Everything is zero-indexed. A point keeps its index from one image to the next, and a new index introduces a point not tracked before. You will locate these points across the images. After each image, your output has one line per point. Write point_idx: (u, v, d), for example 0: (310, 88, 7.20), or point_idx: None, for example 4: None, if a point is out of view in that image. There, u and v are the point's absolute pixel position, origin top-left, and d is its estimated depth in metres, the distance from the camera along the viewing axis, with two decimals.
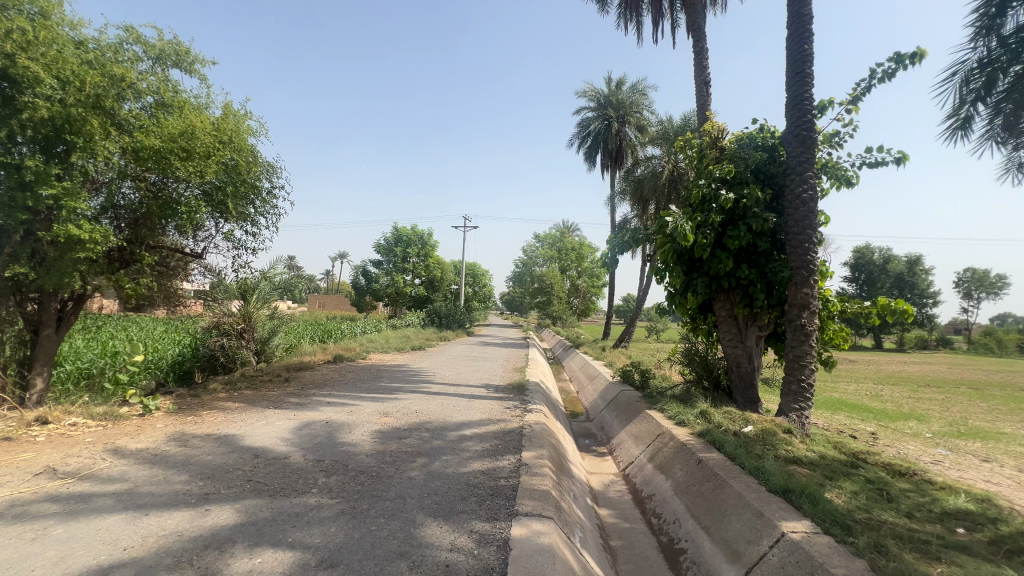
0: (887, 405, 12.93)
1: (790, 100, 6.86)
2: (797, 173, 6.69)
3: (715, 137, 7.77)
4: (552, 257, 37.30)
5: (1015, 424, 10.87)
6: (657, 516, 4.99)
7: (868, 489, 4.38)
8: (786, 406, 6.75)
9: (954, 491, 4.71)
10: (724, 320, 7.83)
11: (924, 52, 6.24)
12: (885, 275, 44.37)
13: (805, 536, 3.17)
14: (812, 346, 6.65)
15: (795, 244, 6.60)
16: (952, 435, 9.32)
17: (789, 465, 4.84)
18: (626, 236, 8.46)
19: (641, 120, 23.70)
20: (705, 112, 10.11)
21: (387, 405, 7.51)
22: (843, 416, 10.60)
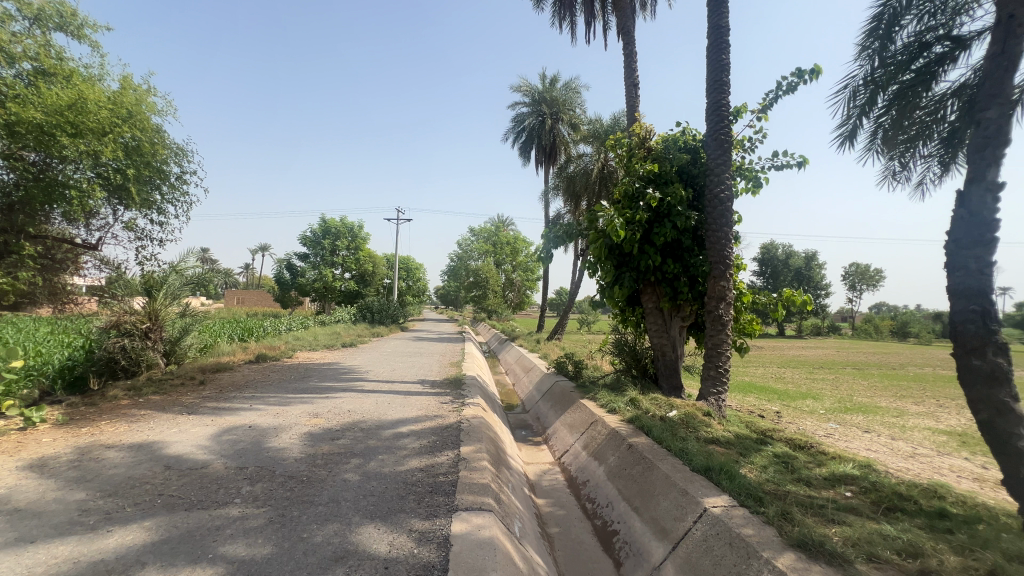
0: (788, 386, 14.40)
1: (710, 106, 7.33)
2: (715, 174, 7.18)
3: (644, 137, 8.15)
4: (487, 251, 37.32)
5: (889, 399, 12.53)
6: (591, 501, 5.19)
7: (775, 463, 4.85)
8: (705, 391, 7.26)
9: (842, 460, 5.35)
10: (651, 312, 8.26)
11: (820, 69, 6.94)
12: (787, 269, 49.08)
13: (724, 510, 3.45)
14: (728, 335, 7.19)
15: (714, 240, 7.09)
16: (841, 411, 10.56)
17: (709, 445, 5.23)
18: (560, 230, 8.66)
19: (574, 118, 24.21)
20: (633, 113, 10.56)
21: (317, 406, 7.15)
22: (752, 398, 11.64)
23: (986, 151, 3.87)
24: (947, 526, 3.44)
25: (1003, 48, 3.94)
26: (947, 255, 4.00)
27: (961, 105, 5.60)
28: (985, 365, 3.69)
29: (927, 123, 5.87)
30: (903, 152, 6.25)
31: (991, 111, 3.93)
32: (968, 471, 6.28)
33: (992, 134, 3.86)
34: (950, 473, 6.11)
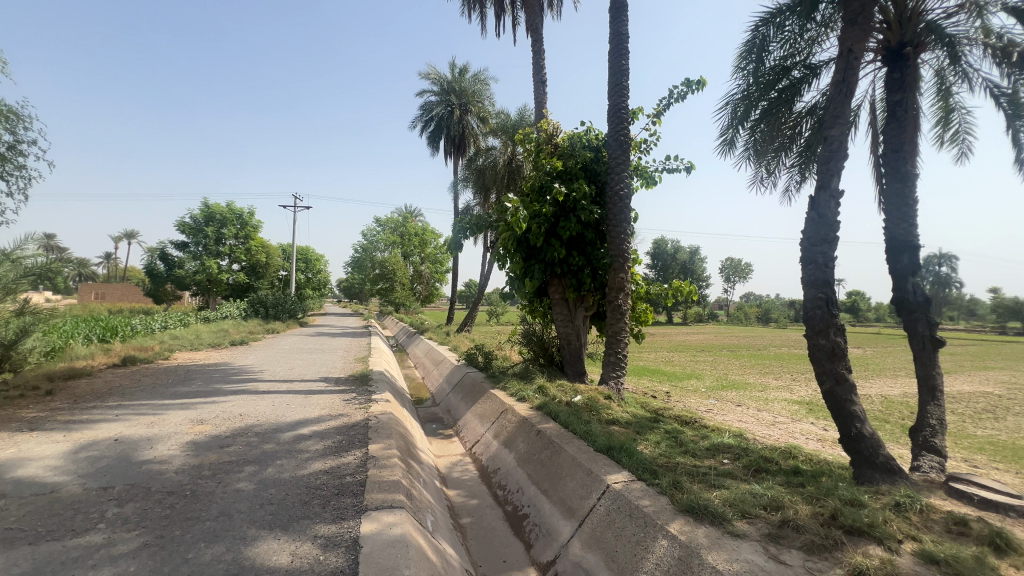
0: (676, 368, 15.94)
1: (611, 108, 7.76)
2: (616, 173, 7.64)
3: (551, 134, 8.44)
4: (395, 242, 36.14)
5: (755, 376, 14.45)
6: (502, 488, 5.31)
7: (666, 438, 5.36)
8: (606, 375, 7.77)
9: (720, 431, 6.07)
10: (557, 303, 8.59)
11: (705, 81, 7.67)
12: (675, 263, 53.97)
13: (625, 485, 3.73)
14: (626, 323, 7.73)
15: (614, 235, 7.56)
16: (719, 388, 11.95)
17: (610, 425, 5.62)
18: (469, 221, 8.62)
19: (483, 111, 24.17)
20: (541, 109, 10.84)
21: (202, 411, 6.42)
22: (646, 380, 12.69)
23: (830, 164, 4.57)
24: (800, 481, 4.06)
25: (844, 76, 4.67)
26: (802, 250, 4.67)
27: (813, 122, 6.55)
28: (828, 344, 4.37)
29: (788, 137, 6.78)
30: (769, 161, 7.16)
31: (835, 129, 4.64)
32: (814, 433, 7.48)
33: (836, 148, 4.57)
34: (801, 437, 7.22)
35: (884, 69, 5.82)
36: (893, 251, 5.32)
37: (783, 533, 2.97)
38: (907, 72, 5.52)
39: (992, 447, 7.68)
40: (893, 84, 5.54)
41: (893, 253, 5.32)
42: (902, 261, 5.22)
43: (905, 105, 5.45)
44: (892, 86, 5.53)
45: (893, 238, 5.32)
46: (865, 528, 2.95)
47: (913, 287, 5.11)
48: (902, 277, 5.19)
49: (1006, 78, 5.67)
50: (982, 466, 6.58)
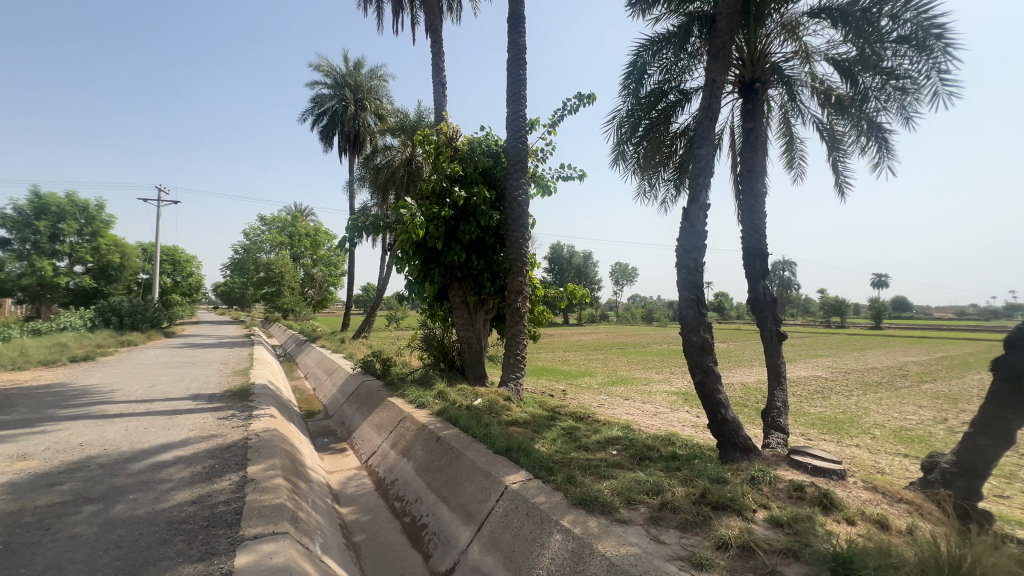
0: (571, 367, 16.79)
1: (510, 115, 7.95)
2: (514, 179, 7.83)
3: (451, 137, 8.40)
4: (282, 243, 33.27)
5: (641, 371, 15.76)
6: (399, 500, 5.11)
7: (562, 435, 5.60)
8: (506, 377, 7.88)
9: (610, 425, 6.50)
10: (457, 306, 8.53)
11: (595, 97, 8.21)
12: (570, 266, 56.87)
13: (522, 484, 3.81)
14: (524, 325, 7.93)
15: (512, 240, 7.74)
16: (609, 383, 12.83)
17: (509, 426, 5.72)
18: (364, 222, 8.20)
19: (380, 108, 23.28)
20: (440, 111, 10.75)
21: (27, 444, 5.29)
22: (544, 380, 13.18)
23: (698, 180, 5.15)
24: (676, 465, 4.49)
25: (709, 103, 5.28)
26: (677, 257, 5.18)
27: (686, 143, 7.30)
28: (698, 340, 4.90)
29: (666, 154, 7.49)
30: (650, 175, 7.86)
31: (703, 149, 5.23)
32: (688, 420, 8.37)
33: (704, 167, 5.16)
34: (678, 424, 8.02)
35: (740, 100, 6.73)
36: (749, 258, 6.14)
37: (662, 515, 3.25)
38: (757, 105, 6.43)
39: (821, 422, 9.24)
40: (747, 113, 6.42)
41: (748, 259, 6.13)
42: (755, 266, 6.04)
43: (756, 132, 6.33)
44: (747, 114, 6.41)
45: (748, 246, 6.13)
46: (728, 502, 3.34)
47: (764, 289, 5.94)
48: (755, 280, 6.00)
49: (828, 116, 6.88)
50: (814, 438, 7.88)
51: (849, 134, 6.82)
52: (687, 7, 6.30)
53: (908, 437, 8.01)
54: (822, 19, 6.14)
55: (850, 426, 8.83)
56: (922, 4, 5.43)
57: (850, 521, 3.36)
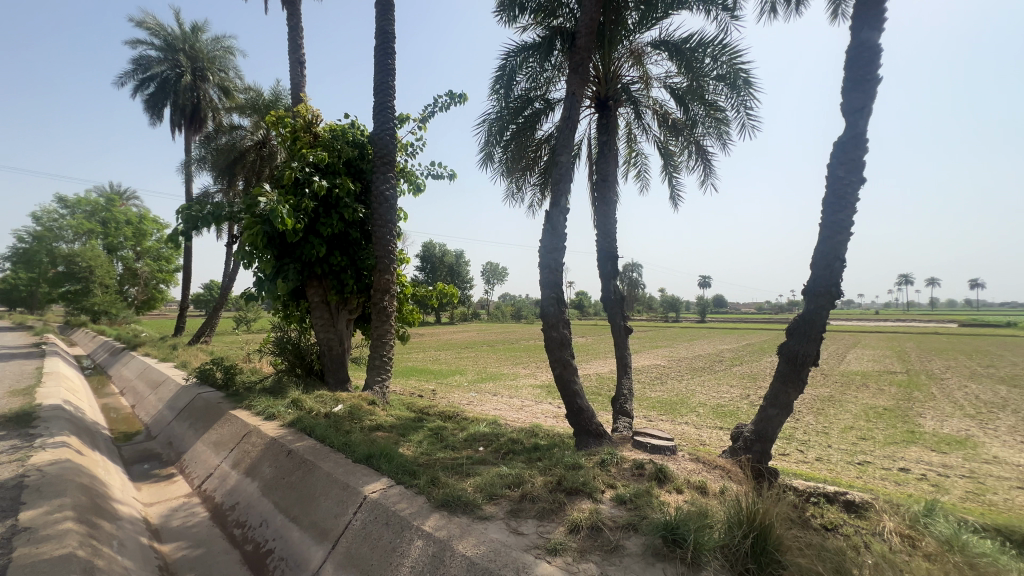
0: (442, 365, 16.70)
1: (377, 105, 7.54)
2: (381, 173, 7.46)
3: (310, 121, 7.66)
4: (90, 230, 27.18)
5: (509, 367, 16.33)
6: (240, 526, 4.48)
7: (428, 436, 5.50)
8: (371, 380, 7.46)
9: (478, 421, 6.58)
10: (317, 306, 7.79)
11: (466, 97, 8.22)
12: (442, 265, 56.48)
13: (382, 493, 3.62)
14: (391, 325, 7.61)
15: (378, 237, 7.37)
16: (479, 381, 13.04)
17: (372, 432, 5.43)
18: (202, 210, 7.04)
19: (225, 81, 20.38)
20: (299, 92, 9.77)
21: None
22: (414, 380, 12.86)
23: (561, 184, 5.47)
24: (537, 456, 4.71)
25: (569, 114, 5.64)
26: (540, 256, 5.43)
27: (550, 149, 7.68)
28: (558, 336, 5.19)
29: (531, 159, 7.81)
30: (518, 178, 8.15)
31: (564, 156, 5.54)
32: (551, 412, 8.90)
33: (564, 172, 5.48)
34: (542, 416, 8.46)
35: (596, 115, 7.32)
36: (602, 260, 6.70)
37: (522, 506, 3.36)
38: (610, 120, 7.07)
39: (659, 404, 10.58)
40: (602, 127, 7.02)
41: (602, 260, 6.69)
42: (607, 267, 6.63)
43: (609, 145, 6.96)
44: (601, 128, 7.01)
45: (602, 249, 6.71)
46: (580, 487, 3.59)
47: (615, 289, 6.56)
48: (608, 280, 6.59)
49: (665, 137, 7.85)
50: (654, 419, 8.97)
51: (682, 154, 7.89)
52: (551, 22, 6.65)
53: (723, 412, 9.58)
54: (661, 51, 6.98)
55: (681, 406, 10.26)
56: (734, 51, 6.51)
57: (678, 490, 3.86)
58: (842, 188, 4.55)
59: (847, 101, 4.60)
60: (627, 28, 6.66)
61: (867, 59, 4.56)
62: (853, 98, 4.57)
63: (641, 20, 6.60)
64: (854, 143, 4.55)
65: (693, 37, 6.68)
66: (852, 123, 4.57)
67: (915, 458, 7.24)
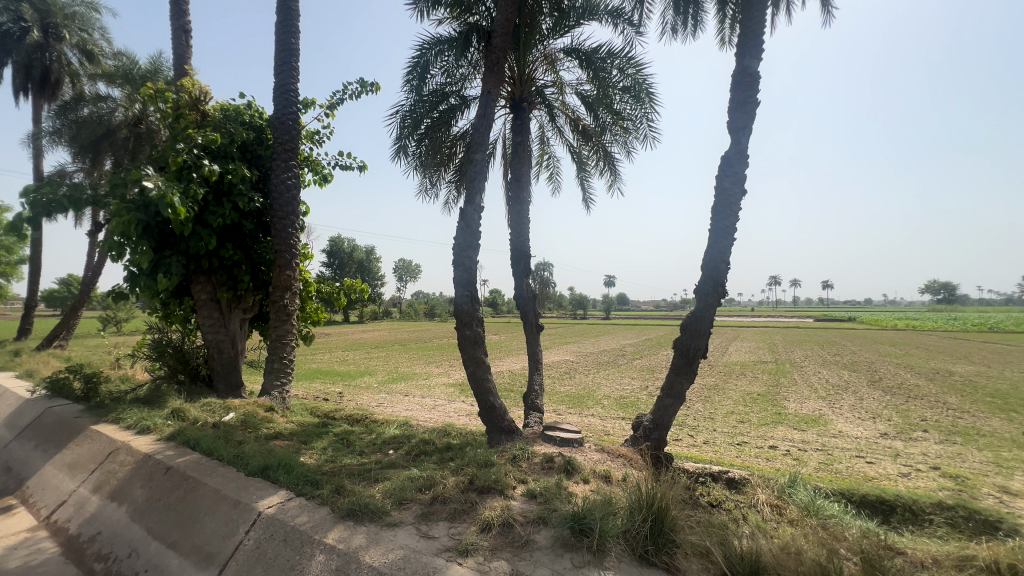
0: (350, 366, 15.91)
1: (277, 87, 6.94)
2: (282, 160, 6.88)
3: (197, 98, 6.84)
4: None
5: (422, 366, 16.01)
6: (102, 560, 3.85)
7: (333, 442, 5.18)
8: (268, 385, 6.86)
9: (388, 423, 6.35)
10: (204, 305, 6.95)
11: (377, 86, 7.87)
12: (351, 261, 53.70)
13: (279, 507, 3.33)
14: (293, 325, 7.07)
15: (279, 229, 6.80)
16: (390, 381, 12.61)
17: (270, 441, 4.99)
18: (55, 191, 5.95)
19: (89, 43, 17.47)
20: (183, 63, 8.68)
21: None
22: (318, 383, 12.09)
23: (476, 182, 5.44)
24: (449, 456, 4.66)
25: (485, 112, 5.63)
26: (454, 255, 5.37)
27: (465, 146, 7.62)
28: (472, 334, 5.18)
29: (446, 155, 7.68)
30: (432, 173, 7.99)
31: (478, 154, 5.51)
32: (464, 410, 8.88)
33: (479, 171, 5.45)
34: (454, 415, 8.41)
35: (510, 115, 7.40)
36: (516, 259, 6.80)
37: (433, 509, 3.29)
38: (524, 121, 7.19)
39: (568, 398, 11.02)
40: (517, 128, 7.12)
41: (515, 259, 6.79)
42: (520, 266, 6.75)
43: (523, 146, 7.08)
44: (516, 129, 7.10)
45: (516, 248, 6.81)
46: (492, 484, 3.61)
47: (527, 287, 6.70)
48: (521, 279, 6.70)
49: (576, 141, 8.17)
50: (563, 413, 9.33)
51: (592, 158, 8.25)
52: (467, 18, 6.59)
53: (625, 404, 10.24)
54: (573, 59, 7.24)
55: (588, 399, 10.79)
56: (638, 64, 6.95)
57: (585, 481, 4.04)
58: (728, 198, 5.05)
59: (732, 120, 5.13)
60: (541, 33, 6.81)
61: (748, 84, 5.11)
62: (737, 117, 5.10)
63: (554, 27, 6.78)
64: (737, 158, 5.07)
65: (602, 48, 7.01)
66: (736, 140, 5.10)
67: (782, 436, 8.31)
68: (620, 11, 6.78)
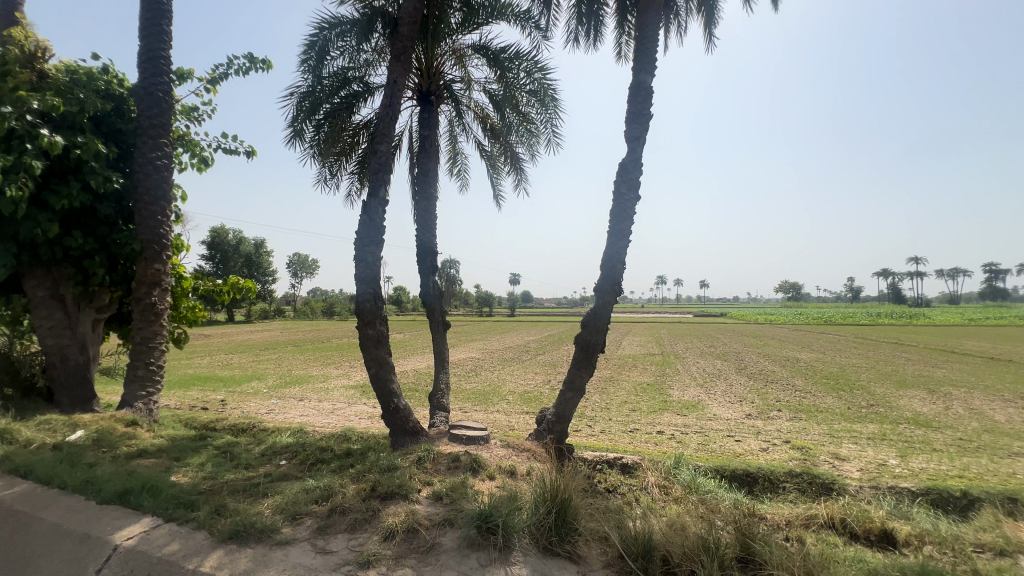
0: (234, 371, 14.36)
1: (143, 52, 6.00)
2: (149, 136, 5.97)
3: (33, 55, 5.67)
4: None
5: (319, 368, 14.98)
6: None
7: (213, 456, 4.62)
8: (130, 396, 5.93)
9: (279, 432, 5.83)
10: (42, 303, 5.80)
11: (269, 63, 7.17)
12: (237, 254, 48.52)
13: (143, 537, 2.88)
14: (162, 326, 6.19)
15: (145, 214, 5.90)
16: (282, 385, 11.63)
17: (132, 461, 4.30)
18: None
19: None
20: (11, 10, 7.13)
21: None
22: (195, 391, 10.74)
23: (380, 175, 5.18)
24: (349, 462, 4.40)
25: (390, 102, 5.39)
26: (355, 250, 5.09)
27: (368, 136, 7.25)
28: (375, 333, 4.93)
29: (347, 144, 7.23)
30: (331, 163, 7.49)
31: (382, 145, 5.27)
32: (365, 413, 8.48)
33: (384, 162, 5.21)
34: (355, 418, 8.00)
35: (417, 107, 7.18)
36: (422, 256, 6.64)
37: (330, 521, 3.08)
38: (432, 115, 7.04)
39: (474, 395, 11.04)
40: (423, 122, 6.94)
41: (422, 256, 6.63)
42: (427, 263, 6.60)
43: (430, 140, 6.92)
44: (423, 123, 6.92)
45: (423, 245, 6.64)
46: (395, 489, 3.47)
47: (434, 284, 6.57)
48: (427, 276, 6.56)
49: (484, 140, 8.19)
50: (470, 410, 9.34)
51: (499, 158, 8.32)
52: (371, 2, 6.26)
53: (529, 399, 10.53)
54: (481, 57, 7.23)
55: (494, 396, 10.91)
56: (544, 69, 7.13)
57: (491, 478, 4.07)
58: (625, 203, 5.39)
59: (630, 129, 5.48)
60: (449, 26, 6.71)
61: (644, 97, 5.50)
62: (634, 127, 5.45)
63: (463, 22, 6.72)
64: (634, 165, 5.43)
65: (510, 49, 7.09)
66: (633, 148, 5.45)
67: (668, 422, 9.14)
68: (528, 15, 6.91)
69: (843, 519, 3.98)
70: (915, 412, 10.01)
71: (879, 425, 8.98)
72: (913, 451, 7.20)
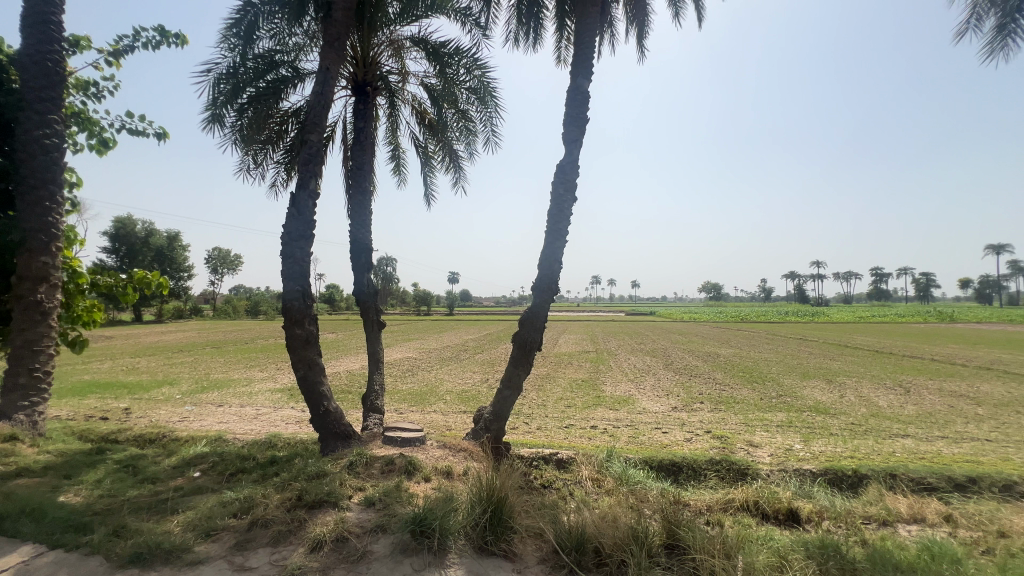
0: (141, 376, 13.00)
1: (29, 13, 5.24)
2: (35, 111, 5.23)
3: None
4: None
5: (241, 371, 13.96)
6: None
7: (113, 472, 4.14)
8: (7, 408, 5.18)
9: (193, 442, 5.35)
10: None
11: (185, 38, 6.55)
12: (146, 247, 44.04)
13: (20, 569, 2.50)
14: (50, 327, 5.46)
15: (30, 200, 5.20)
16: (198, 391, 10.70)
17: (8, 481, 3.75)
18: None
19: None
20: None
21: None
22: (91, 399, 9.58)
23: (310, 166, 4.89)
24: (273, 471, 4.13)
25: (322, 90, 5.13)
26: (282, 244, 4.78)
27: (297, 125, 6.85)
28: (303, 333, 4.67)
29: (274, 132, 6.79)
30: (256, 151, 7.00)
31: (312, 135, 4.99)
32: (293, 417, 8.02)
33: (314, 153, 4.94)
34: (281, 423, 7.54)
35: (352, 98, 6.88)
36: (356, 252, 6.38)
37: (251, 536, 2.87)
38: (368, 107, 6.77)
39: (410, 396, 10.79)
40: (358, 113, 6.66)
41: (355, 252, 6.38)
42: (361, 260, 6.35)
43: (365, 133, 6.66)
44: (358, 114, 6.64)
45: (356, 241, 6.38)
46: (324, 498, 3.30)
47: (368, 282, 6.34)
48: (361, 273, 6.31)
49: (421, 135, 8.02)
50: (406, 411, 9.13)
51: (437, 154, 8.17)
52: None
53: (467, 398, 10.48)
54: (420, 50, 7.07)
55: (430, 396, 10.73)
56: (484, 67, 7.10)
57: (426, 480, 3.99)
58: (562, 204, 5.50)
59: (567, 132, 5.59)
60: (387, 16, 6.49)
61: (582, 102, 5.63)
62: (571, 130, 5.58)
63: (401, 13, 6.53)
64: (571, 167, 5.56)
65: (449, 44, 6.98)
66: (570, 150, 5.57)
67: (602, 417, 9.47)
68: (468, 11, 6.85)
69: (756, 501, 4.33)
70: (816, 400, 11.12)
71: (786, 413, 9.88)
72: (814, 436, 7.99)
